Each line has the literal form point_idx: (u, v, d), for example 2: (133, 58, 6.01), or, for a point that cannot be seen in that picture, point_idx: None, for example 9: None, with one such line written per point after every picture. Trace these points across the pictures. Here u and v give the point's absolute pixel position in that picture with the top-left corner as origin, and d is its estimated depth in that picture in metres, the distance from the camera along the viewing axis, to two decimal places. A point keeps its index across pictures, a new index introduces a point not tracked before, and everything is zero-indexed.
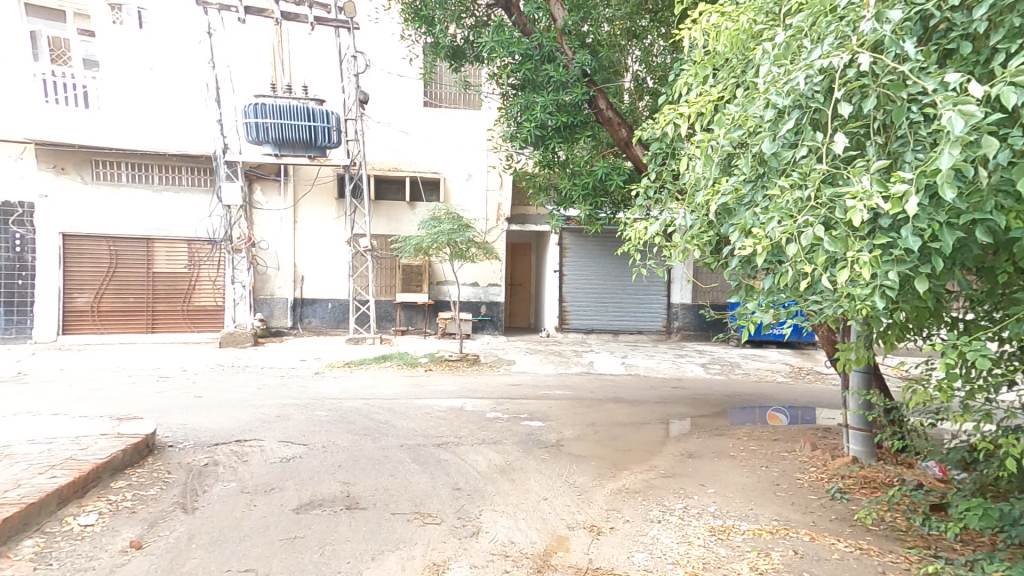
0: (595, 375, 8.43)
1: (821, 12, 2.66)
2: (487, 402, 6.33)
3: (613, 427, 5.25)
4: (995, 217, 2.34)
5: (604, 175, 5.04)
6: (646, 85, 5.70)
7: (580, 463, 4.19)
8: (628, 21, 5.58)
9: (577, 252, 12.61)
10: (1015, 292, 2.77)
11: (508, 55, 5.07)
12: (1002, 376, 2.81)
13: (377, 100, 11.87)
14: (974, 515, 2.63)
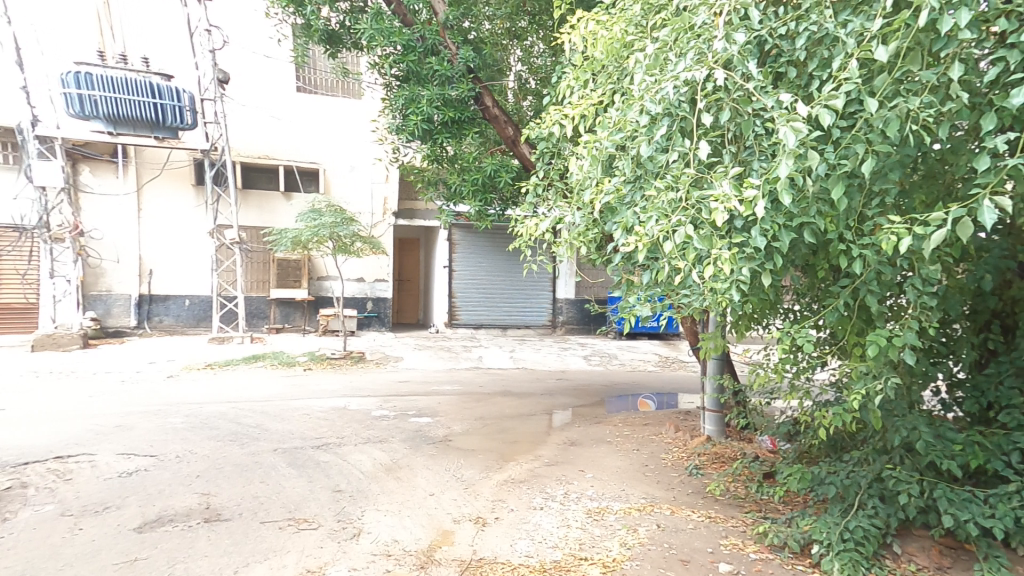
0: (483, 369, 8.57)
1: (682, 29, 2.92)
2: (372, 400, 6.17)
3: (501, 419, 5.37)
4: (818, 221, 2.76)
5: (493, 171, 5.14)
6: (530, 86, 5.74)
7: (467, 457, 4.24)
8: (509, 21, 5.64)
9: (467, 247, 12.73)
10: (831, 286, 3.29)
11: (390, 45, 4.97)
12: (819, 358, 3.33)
13: (242, 81, 11.02)
14: (794, 479, 3.11)
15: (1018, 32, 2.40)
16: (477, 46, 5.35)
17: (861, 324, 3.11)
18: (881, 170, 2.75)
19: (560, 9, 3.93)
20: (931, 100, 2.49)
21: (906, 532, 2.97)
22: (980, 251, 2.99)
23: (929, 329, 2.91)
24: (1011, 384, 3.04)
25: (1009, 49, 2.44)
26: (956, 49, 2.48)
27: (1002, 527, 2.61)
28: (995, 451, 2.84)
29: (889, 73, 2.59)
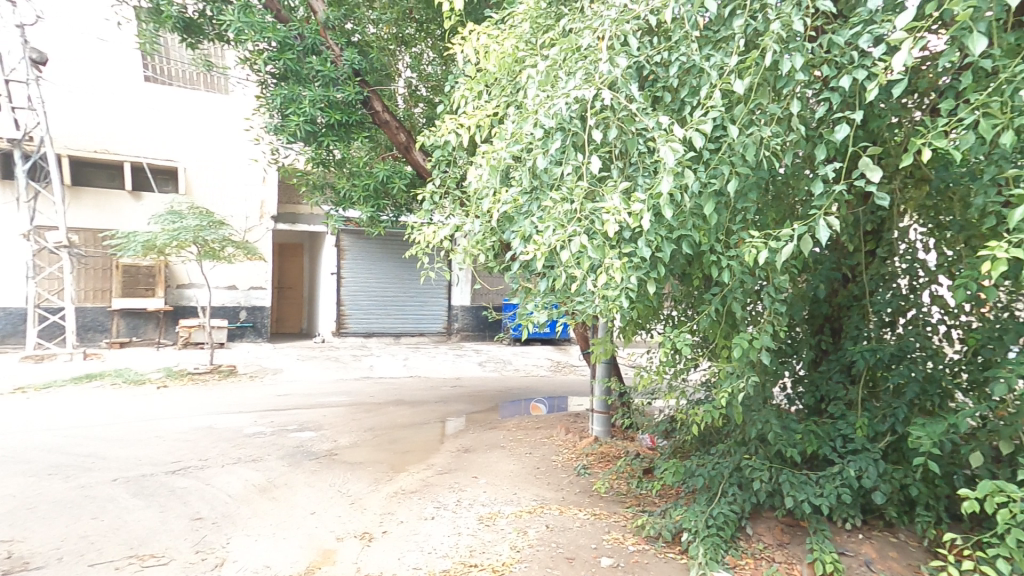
0: (375, 379, 8.37)
1: (569, 50, 3.08)
2: (248, 416, 5.78)
3: (392, 429, 5.29)
4: (694, 234, 3.02)
5: (386, 178, 5.10)
6: (421, 93, 5.78)
7: (355, 471, 4.12)
8: (395, 26, 5.62)
9: (357, 253, 12.43)
10: (704, 293, 3.61)
11: (262, 40, 4.72)
12: (693, 359, 3.63)
13: (77, 67, 9.93)
14: (670, 473, 3.43)
15: (837, 78, 2.82)
16: (363, 49, 5.26)
17: (727, 328, 3.45)
18: (742, 189, 3.08)
19: (449, 20, 3.95)
20: (779, 130, 2.85)
21: (757, 514, 3.36)
22: (815, 263, 3.49)
23: (779, 331, 3.30)
24: (838, 378, 3.57)
25: (833, 91, 2.86)
26: (794, 88, 2.86)
27: (828, 503, 3.06)
28: (826, 438, 3.30)
29: (745, 104, 2.92)
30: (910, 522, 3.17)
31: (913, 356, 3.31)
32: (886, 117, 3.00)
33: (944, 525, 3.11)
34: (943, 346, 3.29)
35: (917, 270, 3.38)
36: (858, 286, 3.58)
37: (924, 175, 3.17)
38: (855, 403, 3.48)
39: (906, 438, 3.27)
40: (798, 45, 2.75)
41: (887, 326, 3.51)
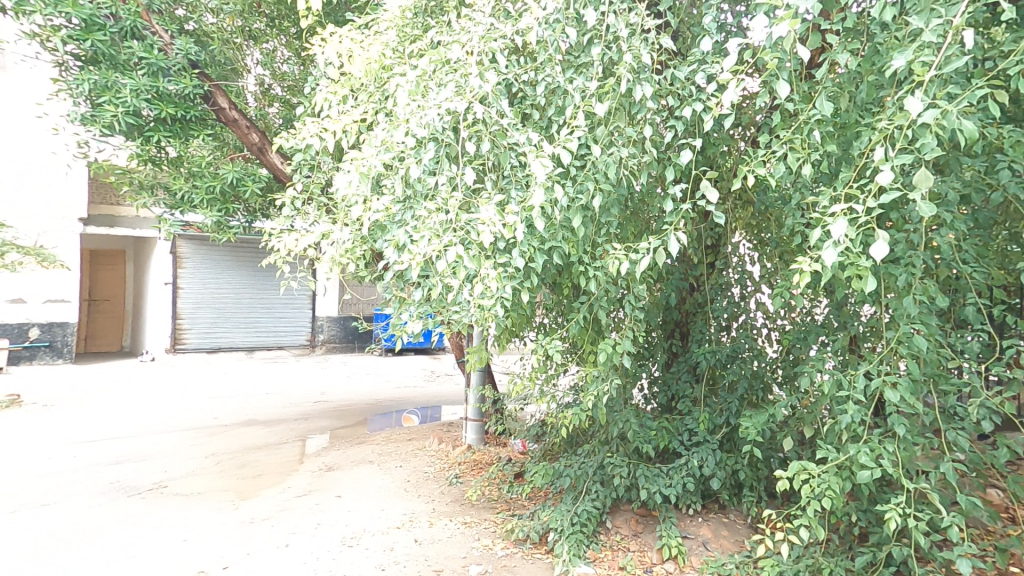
0: (227, 398, 7.72)
1: (439, 62, 3.03)
2: (50, 452, 5.03)
3: (242, 453, 4.93)
4: (563, 245, 3.16)
5: (236, 180, 4.84)
6: (275, 93, 5.52)
7: (193, 503, 3.77)
8: (241, 19, 5.19)
9: (200, 261, 11.48)
10: (572, 301, 3.79)
11: (57, 15, 4.09)
12: (563, 365, 3.78)
13: None
14: (540, 476, 3.56)
15: (681, 107, 3.12)
16: (201, 39, 4.88)
17: (593, 335, 3.64)
18: (606, 205, 3.29)
19: (305, 19, 3.75)
20: (634, 151, 3.10)
21: (616, 508, 3.63)
22: (667, 273, 3.82)
23: (639, 336, 3.54)
24: (686, 377, 3.95)
25: (677, 119, 3.16)
26: (646, 115, 3.11)
27: (676, 492, 3.38)
28: (675, 433, 3.64)
29: (605, 126, 3.11)
30: (739, 502, 3.59)
31: (743, 356, 3.78)
32: (719, 146, 3.40)
33: (764, 502, 3.57)
34: (765, 346, 3.81)
35: (746, 280, 3.86)
36: (701, 294, 3.99)
37: (749, 198, 3.66)
38: (699, 398, 3.88)
39: (737, 429, 3.71)
40: (648, 76, 3.00)
41: (724, 329, 3.95)
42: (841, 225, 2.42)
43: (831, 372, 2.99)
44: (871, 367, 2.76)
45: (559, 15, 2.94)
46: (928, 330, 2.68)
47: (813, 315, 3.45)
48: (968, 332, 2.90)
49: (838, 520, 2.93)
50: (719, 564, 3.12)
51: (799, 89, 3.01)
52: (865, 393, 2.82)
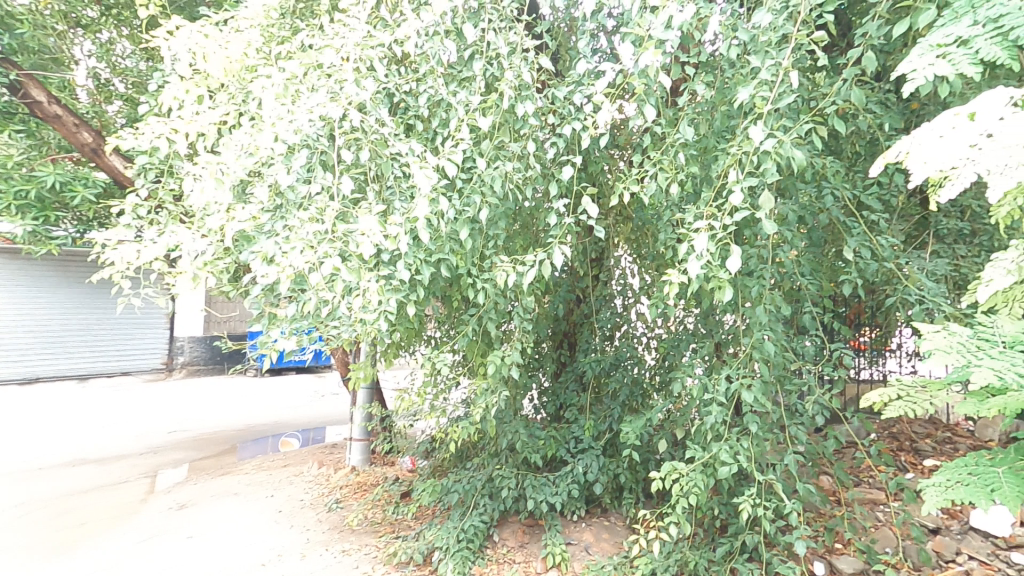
0: (72, 434, 6.95)
1: (311, 66, 2.82)
2: None
3: (88, 498, 4.57)
4: (450, 258, 3.10)
5: (58, 185, 4.56)
6: (114, 89, 5.01)
7: (23, 560, 3.47)
8: (65, 4, 4.63)
9: (16, 278, 10.50)
10: (461, 314, 3.74)
11: None
12: (453, 379, 3.70)
13: None
14: (428, 493, 3.52)
15: (563, 124, 3.22)
16: (4, 22, 4.48)
17: (483, 346, 3.64)
18: (492, 218, 3.30)
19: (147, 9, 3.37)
20: (519, 166, 3.15)
21: (504, 520, 3.70)
22: (554, 286, 3.92)
23: (529, 348, 3.53)
24: (573, 386, 4.09)
25: (559, 136, 3.26)
26: (529, 131, 3.19)
27: (563, 499, 3.45)
28: (562, 441, 3.72)
29: (490, 140, 3.13)
30: (619, 506, 3.75)
31: (625, 364, 3.96)
32: (599, 164, 3.59)
33: (641, 503, 3.75)
34: (645, 353, 3.92)
35: (627, 292, 4.00)
36: (587, 305, 4.15)
37: (629, 214, 3.83)
38: (585, 406, 4.03)
39: (619, 434, 3.88)
40: (529, 94, 3.10)
41: (608, 339, 4.09)
42: (700, 241, 2.63)
43: (700, 376, 3.17)
44: (732, 371, 3.01)
45: (438, 27, 2.94)
46: (775, 336, 2.98)
47: (685, 325, 3.61)
48: (806, 337, 3.28)
49: (703, 515, 3.16)
50: (599, 567, 3.25)
51: (665, 114, 3.25)
52: (726, 395, 3.05)
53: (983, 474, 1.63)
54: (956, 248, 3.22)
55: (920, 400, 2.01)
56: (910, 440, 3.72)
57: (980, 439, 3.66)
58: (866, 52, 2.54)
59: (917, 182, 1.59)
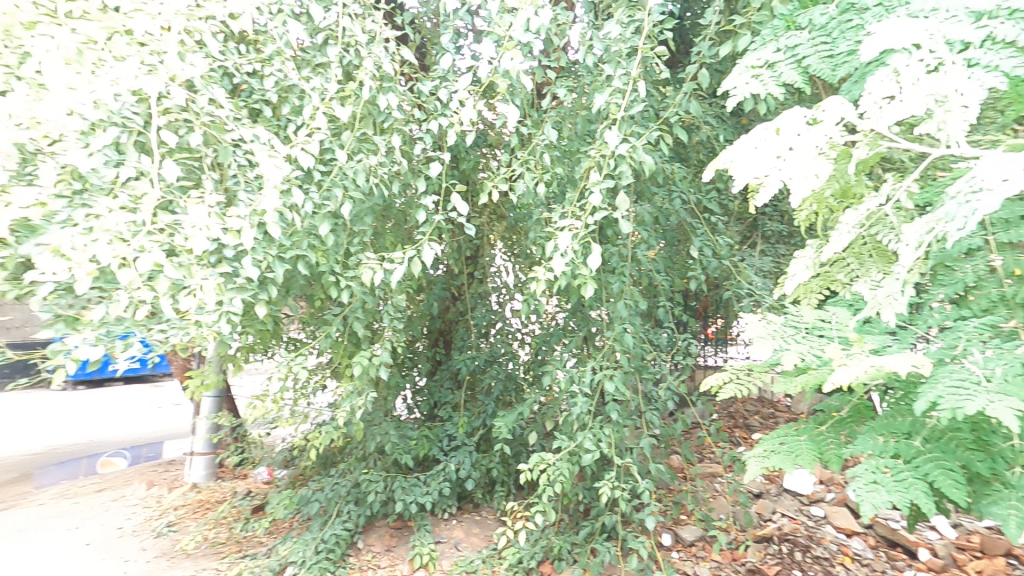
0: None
1: (116, 30, 2.21)
2: None
3: None
4: (309, 255, 2.89)
5: None
6: None
7: None
8: None
9: None
10: (325, 314, 3.47)
11: None
12: (317, 382, 3.47)
13: None
14: (282, 506, 3.36)
15: (429, 119, 3.17)
16: None
17: (350, 347, 3.46)
18: (358, 213, 3.13)
19: None
20: (383, 161, 2.99)
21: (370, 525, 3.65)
22: (427, 286, 3.81)
23: (400, 347, 3.37)
24: (448, 385, 4.08)
25: (426, 132, 3.19)
26: (394, 124, 3.07)
27: (432, 499, 3.42)
28: (435, 440, 3.68)
29: (352, 131, 2.96)
30: (490, 499, 3.80)
31: (499, 360, 3.98)
32: (471, 163, 3.58)
33: (512, 496, 3.81)
34: (519, 349, 3.93)
35: (502, 286, 3.98)
36: (462, 304, 4.08)
37: (502, 213, 3.87)
38: (459, 404, 4.02)
39: (493, 430, 3.90)
40: (393, 85, 3.00)
41: (484, 336, 4.03)
42: (563, 239, 2.71)
43: (566, 369, 3.26)
44: (595, 363, 3.14)
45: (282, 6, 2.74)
46: (633, 329, 3.20)
47: (555, 321, 3.69)
48: (662, 330, 3.54)
49: (568, 501, 3.29)
50: (467, 562, 3.31)
51: (530, 115, 3.32)
52: (590, 386, 3.19)
53: (790, 442, 1.80)
54: (778, 248, 3.71)
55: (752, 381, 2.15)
56: (744, 418, 4.22)
57: (795, 412, 4.25)
58: (700, 71, 2.82)
59: (739, 184, 1.70)
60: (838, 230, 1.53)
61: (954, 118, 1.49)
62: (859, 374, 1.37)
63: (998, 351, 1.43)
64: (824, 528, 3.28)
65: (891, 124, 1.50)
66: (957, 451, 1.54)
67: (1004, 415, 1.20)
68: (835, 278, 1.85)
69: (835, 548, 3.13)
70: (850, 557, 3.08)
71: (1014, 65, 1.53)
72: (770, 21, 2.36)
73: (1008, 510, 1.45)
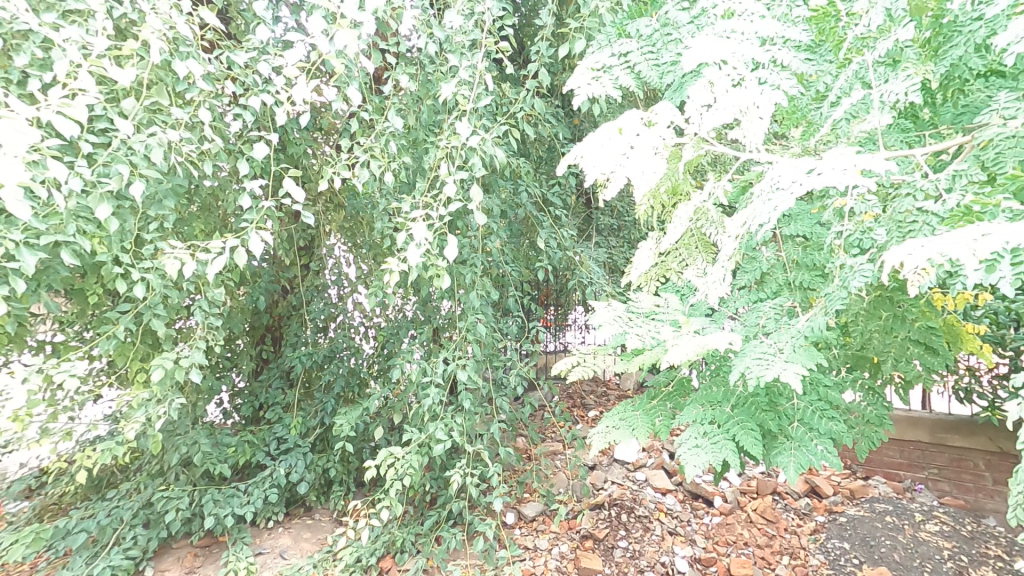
0: None
1: None
2: None
3: None
4: (80, 242, 2.05)
5: None
6: None
7: None
8: None
9: None
10: (103, 312, 2.70)
11: None
12: (90, 393, 2.71)
13: None
14: (18, 548, 2.63)
15: (246, 94, 2.60)
16: None
17: (145, 349, 2.78)
18: (154, 195, 2.39)
19: None
20: (190, 137, 2.33)
21: (166, 549, 3.22)
22: (253, 278, 3.35)
23: (218, 347, 2.88)
24: (277, 384, 3.67)
25: (245, 108, 2.65)
26: (199, 96, 2.37)
27: (253, 510, 3.10)
28: (260, 445, 3.39)
29: (136, 100, 2.19)
30: (325, 501, 3.60)
31: (340, 355, 3.68)
32: (301, 146, 3.15)
33: (352, 494, 3.63)
34: (363, 343, 3.72)
35: (343, 282, 3.73)
36: (296, 297, 3.73)
37: (340, 202, 3.46)
38: (292, 405, 3.65)
39: (331, 428, 3.64)
40: (192, 51, 2.19)
41: (322, 331, 3.79)
42: (419, 229, 2.54)
43: (418, 360, 3.12)
44: (448, 353, 3.08)
45: None
46: (485, 319, 3.16)
47: (403, 313, 3.53)
48: (509, 318, 3.62)
49: (415, 493, 3.20)
50: (296, 570, 3.00)
51: (371, 101, 3.01)
52: (443, 376, 3.11)
53: (626, 418, 1.83)
54: (610, 240, 4.02)
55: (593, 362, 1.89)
56: (581, 397, 4.55)
57: (623, 389, 4.80)
58: (542, 69, 2.90)
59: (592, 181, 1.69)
60: (673, 222, 1.61)
61: (752, 122, 1.57)
62: (689, 353, 1.50)
63: (783, 327, 1.67)
64: (645, 490, 3.61)
65: (710, 130, 1.62)
66: (755, 413, 1.69)
67: (791, 376, 1.42)
68: (670, 267, 2.04)
69: (652, 506, 3.47)
70: (663, 512, 3.44)
71: (789, 87, 1.70)
72: (602, 28, 2.49)
73: (790, 458, 1.58)
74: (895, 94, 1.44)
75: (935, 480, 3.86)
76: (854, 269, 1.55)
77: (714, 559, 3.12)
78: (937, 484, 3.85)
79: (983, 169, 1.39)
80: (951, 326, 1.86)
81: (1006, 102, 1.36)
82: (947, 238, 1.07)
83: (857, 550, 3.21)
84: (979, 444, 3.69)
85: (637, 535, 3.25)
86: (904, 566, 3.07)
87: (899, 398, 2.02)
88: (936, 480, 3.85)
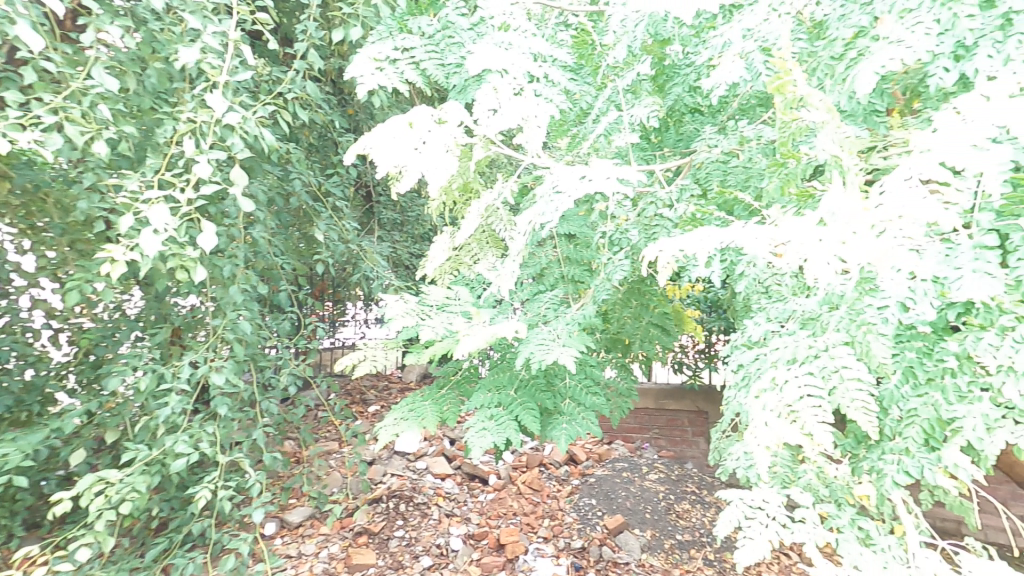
0: None
1: None
2: None
3: None
4: None
5: None
6: None
7: None
8: None
9: None
10: None
11: None
12: None
13: None
14: None
15: None
16: None
17: None
18: None
19: None
20: None
21: None
22: None
23: None
24: None
25: None
26: None
27: None
28: None
29: None
30: None
31: (6, 367, 2.62)
32: None
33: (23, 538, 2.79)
34: (49, 349, 2.73)
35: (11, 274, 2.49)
36: None
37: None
38: None
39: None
40: None
41: None
42: (158, 212, 1.74)
43: (149, 365, 2.47)
44: (196, 354, 2.48)
45: None
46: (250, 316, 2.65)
47: (123, 311, 2.72)
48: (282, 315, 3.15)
49: (132, 521, 2.57)
50: None
51: (54, 49, 1.90)
52: (189, 381, 2.54)
53: (417, 407, 1.76)
54: (392, 234, 3.76)
55: (381, 357, 1.76)
56: (360, 393, 4.42)
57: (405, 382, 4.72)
58: (311, 49, 2.44)
59: (380, 173, 1.31)
60: (466, 218, 1.56)
61: (532, 126, 1.53)
62: (480, 342, 1.53)
63: (561, 315, 1.85)
64: (424, 478, 3.59)
65: (499, 134, 1.47)
66: (535, 394, 1.83)
67: (567, 358, 1.58)
68: (463, 261, 1.96)
69: (431, 492, 3.46)
70: (442, 496, 3.47)
71: (561, 103, 1.68)
72: (379, 20, 2.30)
73: (562, 431, 1.76)
74: (640, 119, 1.61)
75: (655, 438, 4.52)
76: (615, 264, 1.84)
77: (486, 532, 3.24)
78: (657, 441, 4.52)
79: (699, 184, 1.75)
80: (678, 311, 2.32)
81: (712, 134, 1.72)
82: (690, 239, 1.27)
83: (600, 504, 3.43)
84: (686, 406, 4.48)
85: (415, 522, 3.23)
86: (633, 512, 3.35)
87: (641, 370, 2.39)
88: (657, 438, 4.53)
